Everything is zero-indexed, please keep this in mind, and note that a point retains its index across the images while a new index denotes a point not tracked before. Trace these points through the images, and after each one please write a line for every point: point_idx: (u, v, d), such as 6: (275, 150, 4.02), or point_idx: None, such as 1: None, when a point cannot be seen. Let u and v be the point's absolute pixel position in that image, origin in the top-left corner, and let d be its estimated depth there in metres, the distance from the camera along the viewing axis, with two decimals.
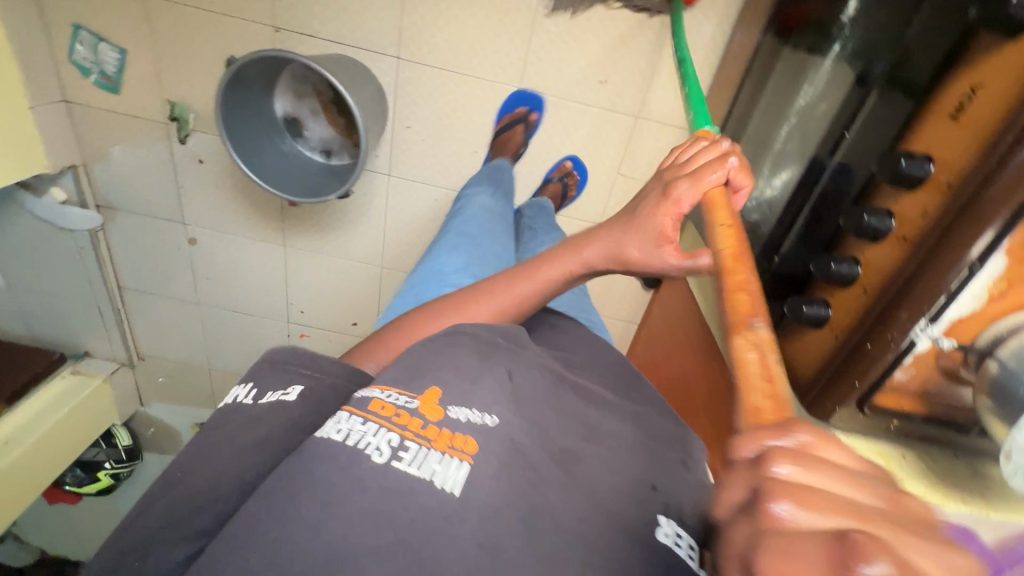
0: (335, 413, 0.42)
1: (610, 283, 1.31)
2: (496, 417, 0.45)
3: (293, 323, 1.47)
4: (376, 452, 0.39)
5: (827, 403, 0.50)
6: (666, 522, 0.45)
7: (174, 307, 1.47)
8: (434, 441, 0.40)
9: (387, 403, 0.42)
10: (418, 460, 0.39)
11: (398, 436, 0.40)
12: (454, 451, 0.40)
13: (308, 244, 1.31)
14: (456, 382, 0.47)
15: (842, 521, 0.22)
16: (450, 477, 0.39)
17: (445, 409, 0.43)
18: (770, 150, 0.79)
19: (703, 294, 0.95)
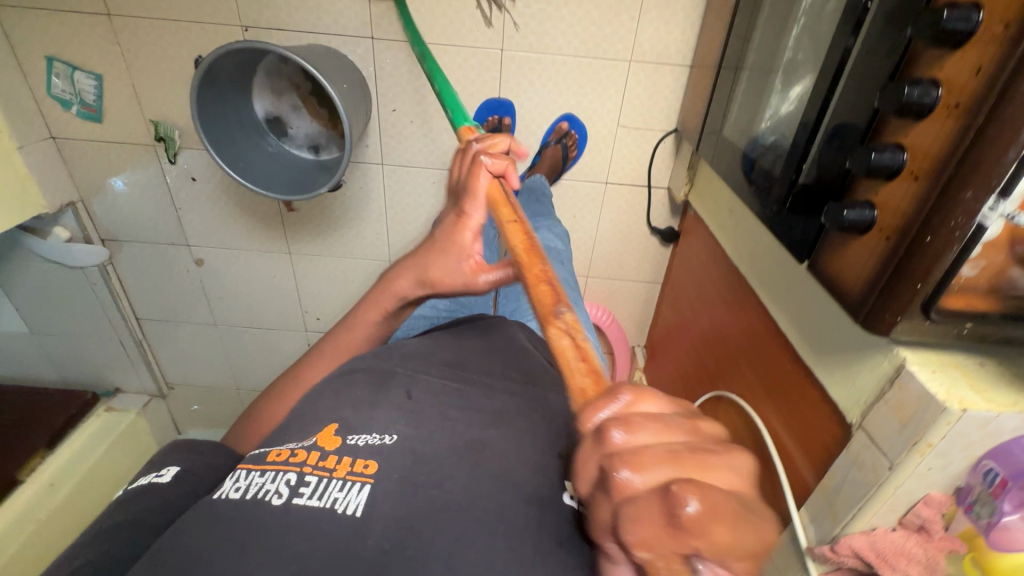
0: (230, 477, 0.49)
1: (625, 245, 1.25)
2: (394, 435, 0.52)
3: (311, 333, 1.45)
4: (275, 495, 0.45)
5: (884, 324, 0.45)
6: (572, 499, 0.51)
7: (193, 331, 1.46)
8: (334, 471, 0.47)
9: (284, 453, 0.50)
10: (318, 491, 0.45)
11: (296, 475, 0.46)
12: (355, 477, 0.47)
13: (313, 248, 1.29)
14: (352, 413, 0.55)
15: (668, 464, 0.28)
16: (352, 502, 0.45)
17: (343, 439, 0.51)
18: (778, 65, 0.72)
19: (726, 234, 0.89)
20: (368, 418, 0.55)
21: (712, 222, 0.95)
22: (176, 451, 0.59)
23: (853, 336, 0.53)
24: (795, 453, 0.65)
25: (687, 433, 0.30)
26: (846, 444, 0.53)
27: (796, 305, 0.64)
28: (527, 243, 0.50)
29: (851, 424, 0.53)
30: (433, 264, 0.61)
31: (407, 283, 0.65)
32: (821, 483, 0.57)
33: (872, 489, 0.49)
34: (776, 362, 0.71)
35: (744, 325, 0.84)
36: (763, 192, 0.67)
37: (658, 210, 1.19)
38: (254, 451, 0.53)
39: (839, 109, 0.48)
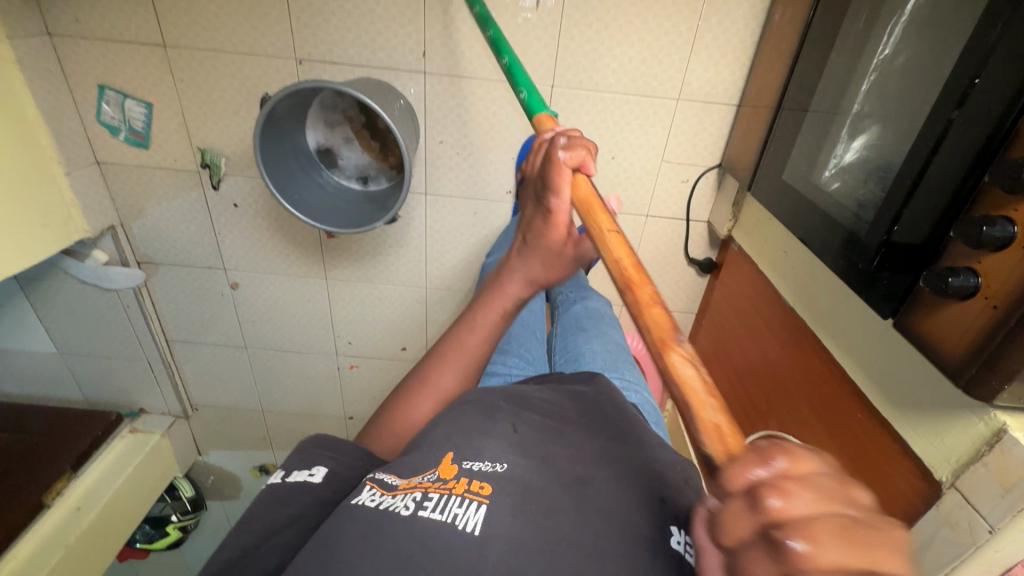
0: (363, 492, 0.57)
1: (663, 276, 1.26)
2: (505, 463, 0.59)
3: (342, 356, 1.45)
4: (404, 508, 0.53)
5: (988, 394, 0.45)
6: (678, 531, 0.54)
7: (223, 354, 1.46)
8: (453, 490, 0.54)
9: (409, 480, 0.58)
10: (439, 506, 0.53)
11: (421, 493, 0.54)
12: (470, 495, 0.54)
13: (351, 275, 1.29)
14: (467, 448, 0.62)
15: (835, 535, 0.27)
16: (470, 518, 0.51)
17: (459, 466, 0.58)
18: (845, 115, 0.74)
19: (780, 275, 0.89)
20: (480, 447, 0.62)
21: (761, 260, 0.96)
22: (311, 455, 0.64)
23: (942, 397, 0.54)
24: (869, 505, 0.65)
25: (851, 504, 0.29)
26: (935, 502, 0.54)
27: (872, 356, 0.65)
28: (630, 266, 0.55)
29: (942, 483, 0.53)
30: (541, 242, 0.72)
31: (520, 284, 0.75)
32: (904, 540, 0.57)
33: (970, 551, 0.49)
34: (843, 411, 0.71)
35: (800, 368, 0.84)
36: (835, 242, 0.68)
37: (697, 242, 1.20)
38: (377, 475, 0.61)
39: (935, 177, 0.49)
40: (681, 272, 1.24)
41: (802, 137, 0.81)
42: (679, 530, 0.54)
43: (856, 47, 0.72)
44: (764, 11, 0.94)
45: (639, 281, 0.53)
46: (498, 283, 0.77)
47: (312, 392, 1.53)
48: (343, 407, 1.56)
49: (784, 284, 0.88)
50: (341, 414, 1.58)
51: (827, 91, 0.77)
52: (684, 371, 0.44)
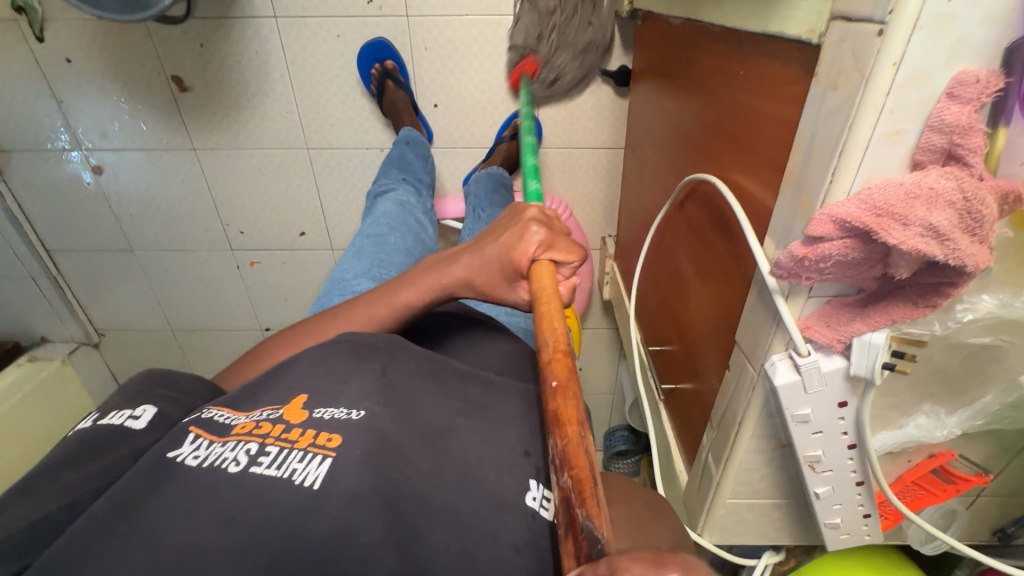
0: (186, 438, 0.45)
1: (574, 98, 1.05)
2: (361, 409, 0.48)
3: (237, 252, 1.29)
4: (234, 462, 0.42)
5: None
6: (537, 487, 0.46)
7: (110, 261, 1.31)
8: (295, 442, 0.44)
9: (246, 423, 0.47)
10: (277, 461, 0.42)
11: (256, 445, 0.44)
12: (316, 449, 0.43)
13: (219, 141, 1.12)
14: (325, 385, 0.52)
15: None
16: (312, 472, 0.41)
17: (309, 412, 0.48)
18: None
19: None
20: (340, 391, 0.51)
21: (652, 1, 0.74)
22: (161, 386, 0.52)
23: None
24: (751, 190, 0.44)
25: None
26: (812, 81, 0.33)
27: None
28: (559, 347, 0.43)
29: (817, 41, 0.33)
30: (486, 273, 0.57)
31: (460, 272, 0.60)
32: (784, 182, 0.37)
33: (857, 103, 0.29)
34: (727, 92, 0.50)
35: (691, 99, 0.63)
36: None
37: (605, 46, 0.99)
38: (209, 413, 0.50)
39: None
40: (594, 92, 1.04)
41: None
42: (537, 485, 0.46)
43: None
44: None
45: (557, 348, 0.43)
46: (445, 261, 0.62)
47: (217, 303, 1.38)
48: (258, 317, 1.41)
49: (668, 2, 0.67)
50: (256, 326, 1.42)
51: None
52: (571, 442, 0.34)
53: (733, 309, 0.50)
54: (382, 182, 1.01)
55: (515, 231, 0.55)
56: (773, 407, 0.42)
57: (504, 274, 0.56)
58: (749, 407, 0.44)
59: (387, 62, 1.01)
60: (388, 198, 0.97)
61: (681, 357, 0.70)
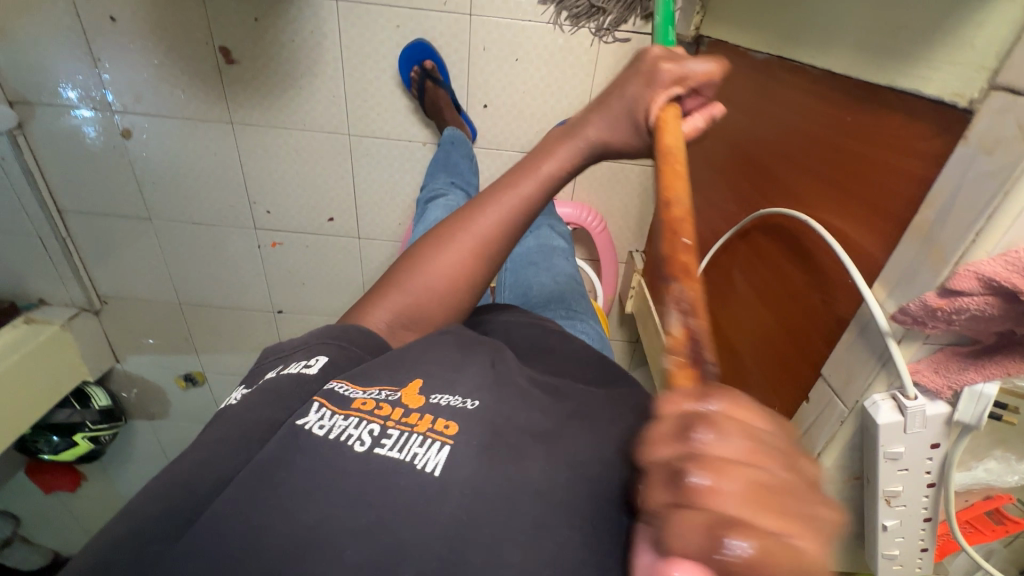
0: (311, 407, 0.43)
1: None
2: (477, 400, 0.46)
3: (261, 230, 1.26)
4: (358, 441, 0.40)
5: None
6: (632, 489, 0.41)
7: (125, 227, 1.27)
8: (415, 426, 0.41)
9: (365, 398, 0.44)
10: (398, 445, 0.40)
11: (380, 426, 0.41)
12: (435, 434, 0.41)
13: (259, 116, 1.10)
14: (438, 370, 0.50)
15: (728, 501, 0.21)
16: (431, 460, 0.39)
17: (426, 397, 0.45)
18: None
19: (750, 31, 0.70)
20: (452, 380, 0.49)
21: (731, 33, 0.77)
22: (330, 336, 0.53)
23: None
24: (854, 230, 0.46)
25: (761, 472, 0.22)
26: (958, 141, 0.35)
27: (877, 15, 0.45)
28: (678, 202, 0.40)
29: (970, 105, 0.35)
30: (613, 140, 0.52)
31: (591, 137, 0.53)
32: (908, 230, 0.39)
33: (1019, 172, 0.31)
34: (823, 134, 0.52)
35: (767, 133, 0.65)
36: None
37: None
38: (333, 384, 0.47)
39: None
40: None
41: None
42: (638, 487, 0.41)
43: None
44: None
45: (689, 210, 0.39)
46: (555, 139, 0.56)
47: (230, 280, 1.35)
48: (271, 298, 1.38)
49: (754, 36, 0.69)
50: (269, 308, 1.40)
51: None
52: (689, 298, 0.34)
53: (813, 339, 0.52)
54: (435, 185, 1.02)
55: (634, 83, 0.50)
56: (859, 441, 0.44)
57: (634, 127, 0.50)
58: (834, 438, 0.46)
59: (426, 63, 1.01)
60: (439, 204, 0.96)
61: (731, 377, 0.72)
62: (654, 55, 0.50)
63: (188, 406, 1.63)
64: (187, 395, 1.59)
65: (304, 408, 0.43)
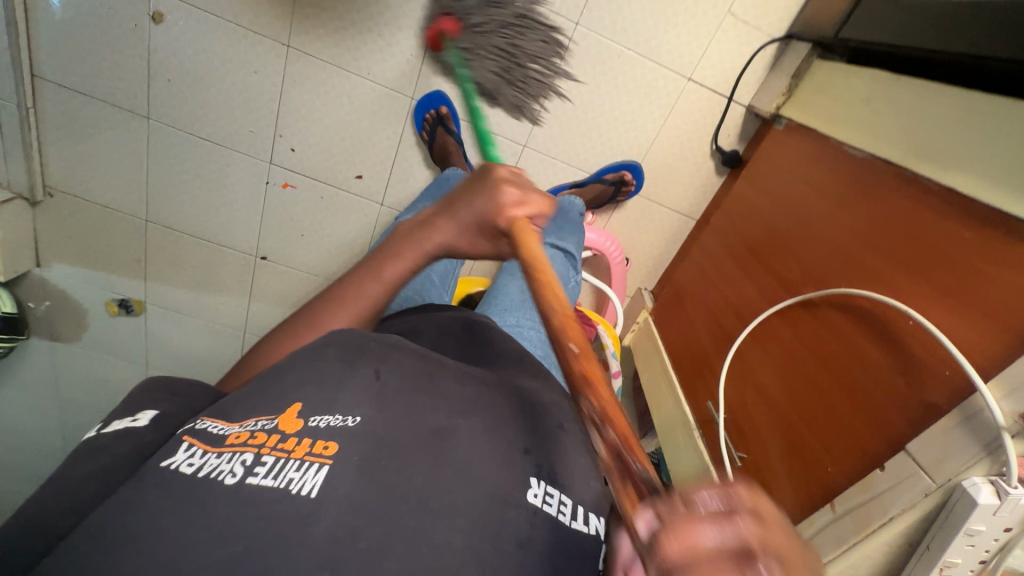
0: (180, 447, 0.42)
1: (680, 162, 1.13)
2: (359, 416, 0.44)
3: (275, 167, 1.14)
4: (229, 474, 0.39)
5: None
6: (538, 483, 0.44)
7: (111, 118, 1.08)
8: (292, 451, 0.40)
9: (242, 429, 0.43)
10: (273, 472, 0.39)
11: (252, 456, 0.40)
12: (312, 457, 0.40)
13: (323, 49, 1.01)
14: (320, 391, 0.46)
15: (713, 539, 0.24)
16: (306, 482, 0.38)
17: (305, 420, 0.43)
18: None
19: (852, 129, 0.78)
20: (333, 397, 0.46)
21: (824, 123, 0.85)
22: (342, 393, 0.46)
23: None
24: (963, 330, 0.54)
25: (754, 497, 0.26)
26: None
27: None
28: (567, 315, 0.48)
29: None
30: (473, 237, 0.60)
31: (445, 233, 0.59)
32: None
33: None
34: (930, 237, 0.60)
35: (855, 222, 0.73)
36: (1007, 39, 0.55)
37: (728, 131, 1.08)
38: (203, 422, 0.45)
39: None
40: (699, 164, 1.12)
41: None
42: (539, 483, 0.45)
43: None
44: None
45: (566, 313, 0.48)
46: (426, 229, 0.61)
47: (218, 210, 1.20)
48: (258, 242, 1.24)
49: (858, 134, 0.77)
50: (250, 252, 1.25)
51: None
52: (603, 400, 0.39)
53: (888, 410, 0.59)
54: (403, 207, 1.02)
55: (477, 195, 0.59)
56: (936, 514, 0.51)
57: (484, 232, 0.59)
58: (912, 507, 0.53)
59: (443, 109, 1.06)
60: None
61: (755, 429, 0.77)
62: (499, 176, 0.61)
63: (110, 336, 1.40)
64: (113, 323, 1.37)
65: (171, 448, 0.42)
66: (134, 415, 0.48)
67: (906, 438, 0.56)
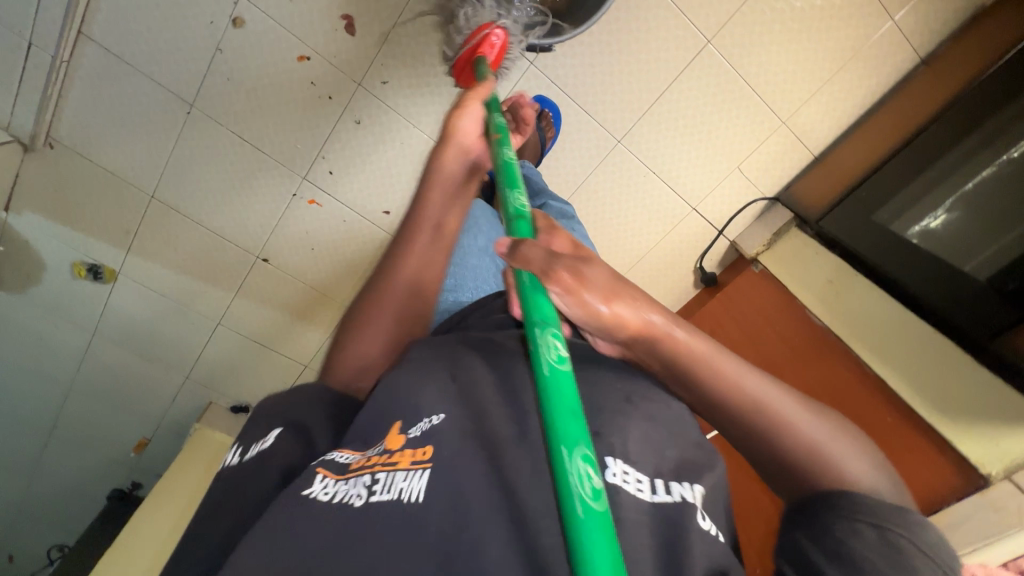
0: (315, 477, 0.43)
1: (670, 271, 1.31)
2: (443, 415, 0.46)
3: (307, 182, 1.17)
4: (356, 497, 0.40)
5: None
6: (615, 463, 0.43)
7: (152, 95, 1.06)
8: (398, 462, 0.42)
9: (361, 456, 0.45)
10: (387, 486, 0.40)
11: (370, 475, 0.41)
12: (415, 463, 0.41)
13: (390, 96, 1.08)
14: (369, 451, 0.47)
15: None
16: (414, 488, 0.39)
17: (406, 433, 0.45)
18: (951, 175, 0.88)
19: (817, 296, 1.00)
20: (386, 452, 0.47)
21: (794, 280, 1.06)
22: None
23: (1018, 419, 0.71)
24: None
25: None
26: (977, 491, 0.71)
27: (950, 383, 0.78)
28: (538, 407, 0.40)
29: (991, 477, 0.71)
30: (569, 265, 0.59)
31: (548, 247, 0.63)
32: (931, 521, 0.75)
33: (1007, 528, 0.67)
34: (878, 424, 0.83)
35: (809, 377, 0.94)
36: (941, 294, 0.81)
37: (714, 257, 1.29)
38: (332, 454, 0.46)
39: None
40: (683, 275, 1.31)
41: (900, 177, 0.93)
42: (614, 462, 0.43)
43: (973, 119, 0.86)
44: (896, 80, 1.08)
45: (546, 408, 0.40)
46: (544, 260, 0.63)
47: (236, 206, 1.20)
48: (264, 244, 1.25)
49: (825, 301, 0.98)
50: (253, 251, 1.26)
51: (929, 177, 0.90)
52: None
53: None
54: None
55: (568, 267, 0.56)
56: None
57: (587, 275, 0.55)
58: None
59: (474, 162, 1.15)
60: None
61: None
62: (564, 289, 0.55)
63: (65, 298, 1.30)
64: (74, 286, 1.28)
65: (307, 477, 0.43)
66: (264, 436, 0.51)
67: None
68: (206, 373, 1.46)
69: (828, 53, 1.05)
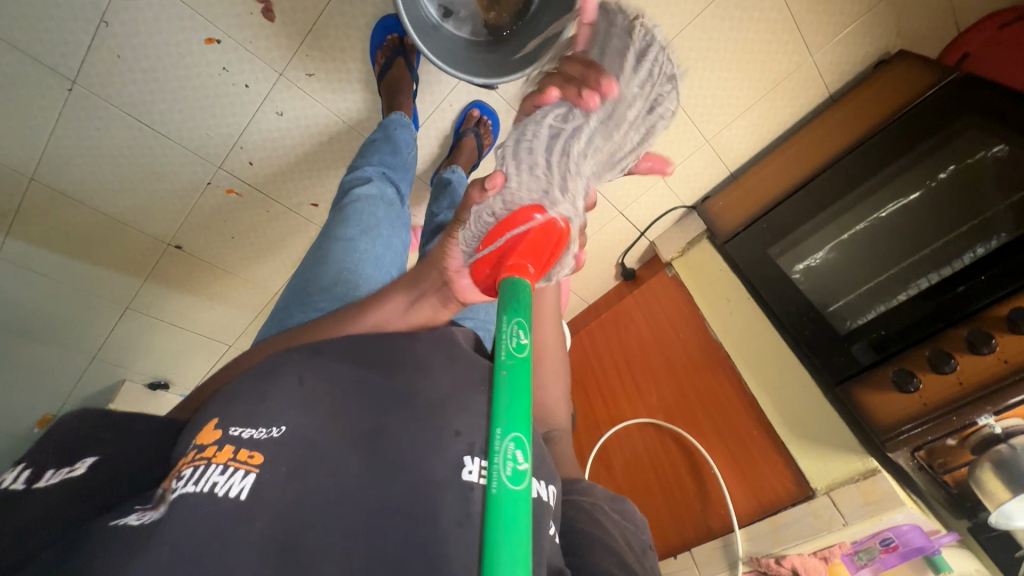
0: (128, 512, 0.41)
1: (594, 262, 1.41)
2: (284, 424, 0.43)
3: (223, 172, 1.08)
4: (162, 504, 0.38)
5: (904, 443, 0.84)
6: (472, 461, 0.45)
7: (19, 69, 0.89)
8: (214, 457, 0.40)
9: (178, 467, 0.42)
10: (195, 478, 0.38)
11: (180, 478, 0.39)
12: (236, 461, 0.39)
13: (317, 89, 0.99)
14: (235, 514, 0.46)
15: None
16: (235, 484, 0.38)
17: (227, 430, 0.42)
18: (833, 221, 1.03)
19: (715, 315, 1.16)
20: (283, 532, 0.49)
21: (699, 295, 1.21)
22: None
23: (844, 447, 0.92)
24: (737, 489, 1.00)
25: None
26: (806, 500, 0.92)
27: (802, 412, 0.98)
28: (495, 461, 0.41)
29: (818, 490, 0.92)
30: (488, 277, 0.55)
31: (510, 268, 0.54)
32: (768, 519, 0.94)
33: (824, 530, 0.88)
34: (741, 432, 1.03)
35: (699, 386, 1.13)
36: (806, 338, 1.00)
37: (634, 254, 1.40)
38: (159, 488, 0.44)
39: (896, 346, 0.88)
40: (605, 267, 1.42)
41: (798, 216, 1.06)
42: (472, 459, 0.45)
43: (855, 177, 1.01)
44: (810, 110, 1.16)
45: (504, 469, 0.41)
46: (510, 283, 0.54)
47: (140, 192, 1.08)
48: (178, 231, 1.16)
49: (721, 320, 1.15)
50: (163, 239, 1.17)
51: (816, 222, 1.04)
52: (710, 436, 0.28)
53: (686, 518, 1.05)
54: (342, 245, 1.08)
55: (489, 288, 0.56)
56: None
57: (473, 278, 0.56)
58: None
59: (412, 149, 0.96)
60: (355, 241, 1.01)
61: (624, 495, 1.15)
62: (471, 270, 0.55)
63: None
64: None
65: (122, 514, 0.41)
66: (71, 463, 0.46)
67: (701, 537, 1.03)
68: (116, 353, 1.39)
69: (759, 81, 1.09)
